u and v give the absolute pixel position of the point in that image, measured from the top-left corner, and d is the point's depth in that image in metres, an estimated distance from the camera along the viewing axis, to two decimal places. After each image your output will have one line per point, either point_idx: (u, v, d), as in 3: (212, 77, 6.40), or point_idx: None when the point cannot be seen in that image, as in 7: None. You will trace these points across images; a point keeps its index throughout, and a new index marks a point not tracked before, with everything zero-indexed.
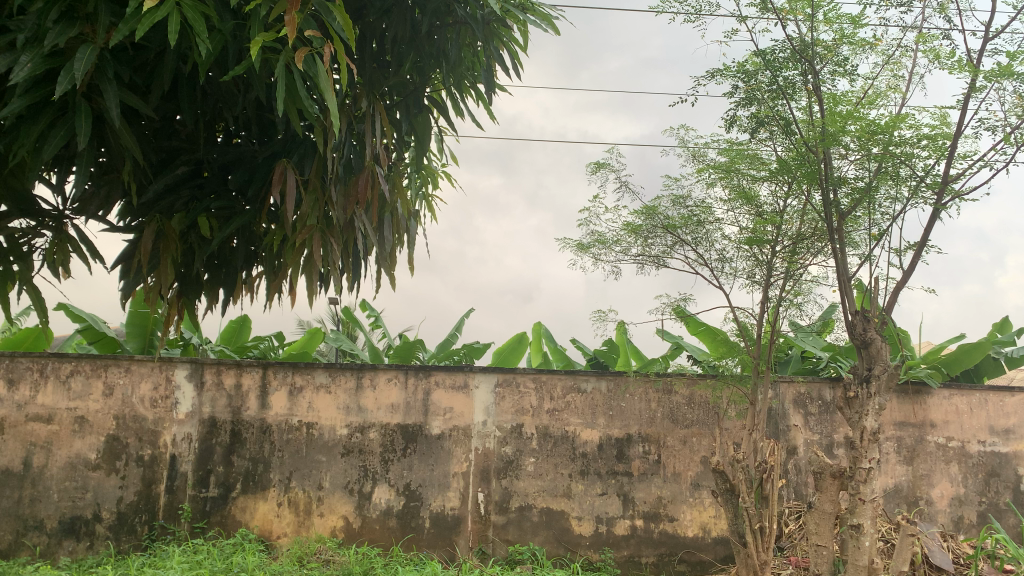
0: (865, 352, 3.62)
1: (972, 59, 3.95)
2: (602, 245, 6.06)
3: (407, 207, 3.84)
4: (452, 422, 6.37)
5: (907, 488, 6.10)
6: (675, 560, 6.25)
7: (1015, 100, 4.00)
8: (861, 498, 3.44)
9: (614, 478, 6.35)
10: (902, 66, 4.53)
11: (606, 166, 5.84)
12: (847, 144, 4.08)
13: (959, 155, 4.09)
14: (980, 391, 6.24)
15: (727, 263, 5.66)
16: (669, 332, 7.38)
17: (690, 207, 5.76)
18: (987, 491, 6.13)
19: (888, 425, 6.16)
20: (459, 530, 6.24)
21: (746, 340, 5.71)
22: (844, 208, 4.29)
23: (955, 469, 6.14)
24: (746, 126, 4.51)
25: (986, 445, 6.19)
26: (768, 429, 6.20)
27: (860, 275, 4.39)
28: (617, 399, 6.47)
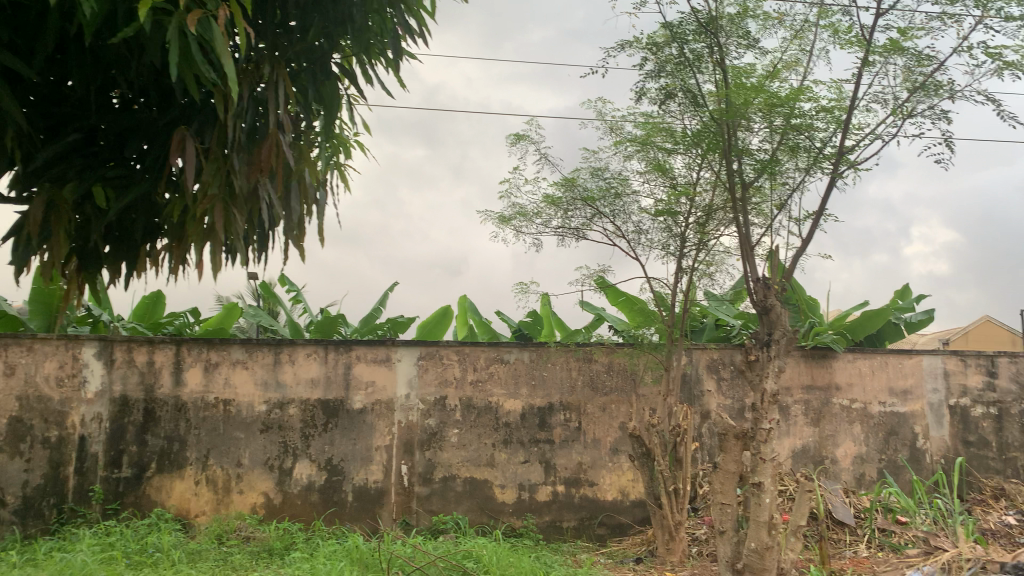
0: (766, 318, 3.75)
1: (865, 34, 4.10)
2: (523, 217, 6.08)
3: (315, 176, 3.81)
4: (374, 396, 6.35)
5: (814, 448, 6.39)
6: (595, 523, 6.40)
7: (904, 74, 4.17)
8: (762, 458, 3.55)
9: (536, 446, 6.45)
10: (806, 40, 4.65)
11: (526, 138, 5.86)
12: (751, 116, 4.19)
13: (854, 127, 4.25)
14: (881, 354, 6.55)
15: (643, 234, 5.77)
16: (591, 302, 7.49)
17: (608, 178, 5.83)
18: (886, 449, 6.46)
19: (796, 389, 6.44)
20: (382, 502, 6.25)
21: (663, 309, 5.84)
22: (749, 179, 4.43)
23: (858, 429, 6.46)
24: (656, 98, 4.59)
25: (886, 405, 6.51)
26: (683, 394, 6.40)
27: (766, 246, 4.54)
28: (539, 369, 6.55)
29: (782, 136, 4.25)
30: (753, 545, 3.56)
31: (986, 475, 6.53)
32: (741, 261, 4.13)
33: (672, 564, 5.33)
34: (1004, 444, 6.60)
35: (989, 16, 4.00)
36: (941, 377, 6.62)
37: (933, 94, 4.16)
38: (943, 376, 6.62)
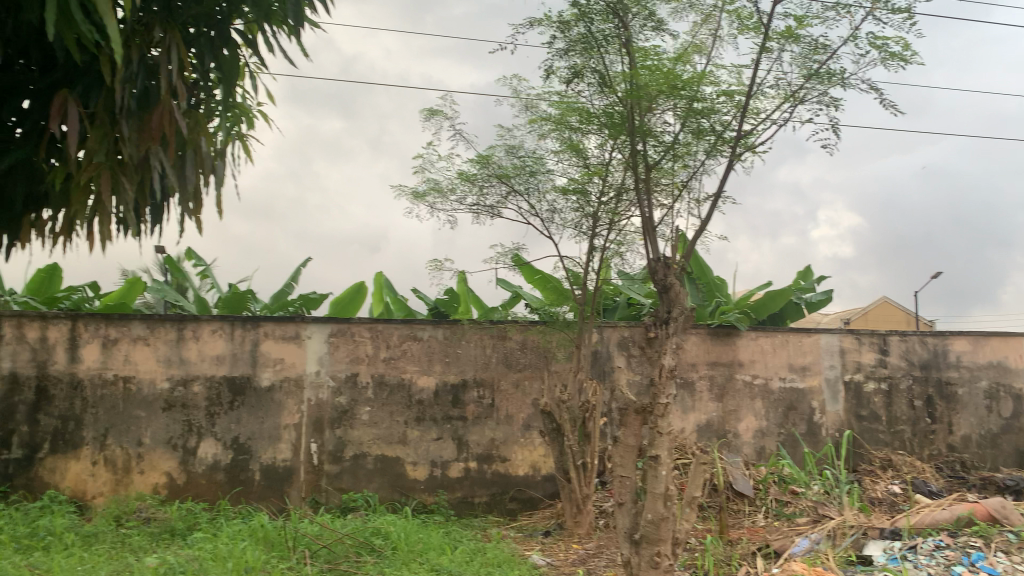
0: (665, 296, 3.85)
1: (764, 21, 4.21)
2: (437, 194, 6.03)
3: (209, 145, 4.08)
4: (283, 373, 6.24)
5: (717, 423, 6.62)
6: (505, 498, 6.47)
7: (800, 60, 4.31)
8: (659, 431, 3.65)
9: (448, 423, 6.46)
10: (713, 24, 4.73)
11: (440, 113, 5.79)
12: (656, 98, 4.26)
13: (753, 111, 4.38)
14: (782, 332, 6.81)
15: (557, 214, 5.82)
16: (507, 281, 7.52)
17: (523, 156, 5.84)
18: (785, 423, 6.74)
19: (701, 365, 6.64)
20: (291, 481, 6.16)
21: (576, 287, 5.90)
22: (654, 160, 4.51)
23: (759, 404, 6.71)
24: (564, 77, 4.61)
25: (785, 381, 6.79)
26: (594, 371, 6.52)
27: (671, 226, 4.65)
28: (453, 346, 6.56)
29: (685, 119, 4.34)
30: (649, 516, 3.65)
31: (876, 447, 6.89)
32: (645, 241, 4.21)
33: (579, 536, 5.45)
34: (893, 418, 6.97)
35: (878, 7, 4.16)
36: (838, 354, 6.93)
37: (826, 81, 4.32)
38: (839, 353, 6.94)
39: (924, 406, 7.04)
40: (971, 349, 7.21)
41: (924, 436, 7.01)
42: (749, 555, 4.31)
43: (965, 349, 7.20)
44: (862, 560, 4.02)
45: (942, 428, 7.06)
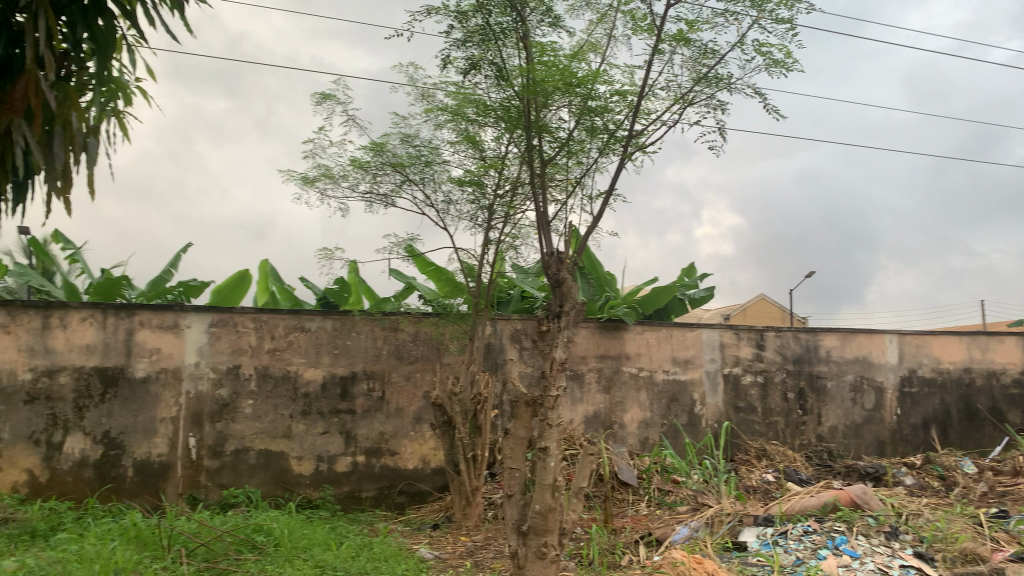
0: (558, 291, 3.88)
1: (657, 23, 4.30)
2: (329, 180, 5.87)
3: (81, 120, 3.93)
4: (159, 364, 5.93)
5: (604, 414, 6.77)
6: (394, 492, 6.41)
7: (690, 64, 4.44)
8: (549, 423, 3.69)
9: (336, 416, 6.32)
10: (608, 23, 4.80)
11: (333, 97, 5.63)
12: (552, 95, 4.30)
13: (644, 112, 4.49)
14: (667, 327, 7.04)
15: (452, 205, 5.78)
16: (399, 272, 7.43)
17: (418, 146, 5.77)
18: (668, 414, 6.97)
19: (590, 358, 6.77)
20: (167, 476, 5.88)
21: (470, 280, 5.87)
22: (549, 156, 4.55)
23: (644, 396, 6.91)
24: (461, 68, 4.57)
25: (669, 374, 7.02)
26: (486, 363, 6.53)
27: (564, 222, 4.71)
28: (341, 338, 6.42)
29: (579, 116, 4.40)
30: (537, 508, 3.68)
31: (752, 437, 7.22)
32: (540, 236, 4.24)
33: (467, 529, 5.45)
34: (768, 409, 7.33)
35: (763, 17, 4.33)
36: (718, 349, 7.23)
37: (714, 85, 4.47)
38: (719, 347, 7.23)
39: (795, 399, 7.44)
40: (839, 344, 7.67)
41: (795, 427, 7.41)
42: (632, 543, 4.42)
43: (834, 344, 7.65)
44: (737, 546, 4.20)
45: (811, 419, 7.49)
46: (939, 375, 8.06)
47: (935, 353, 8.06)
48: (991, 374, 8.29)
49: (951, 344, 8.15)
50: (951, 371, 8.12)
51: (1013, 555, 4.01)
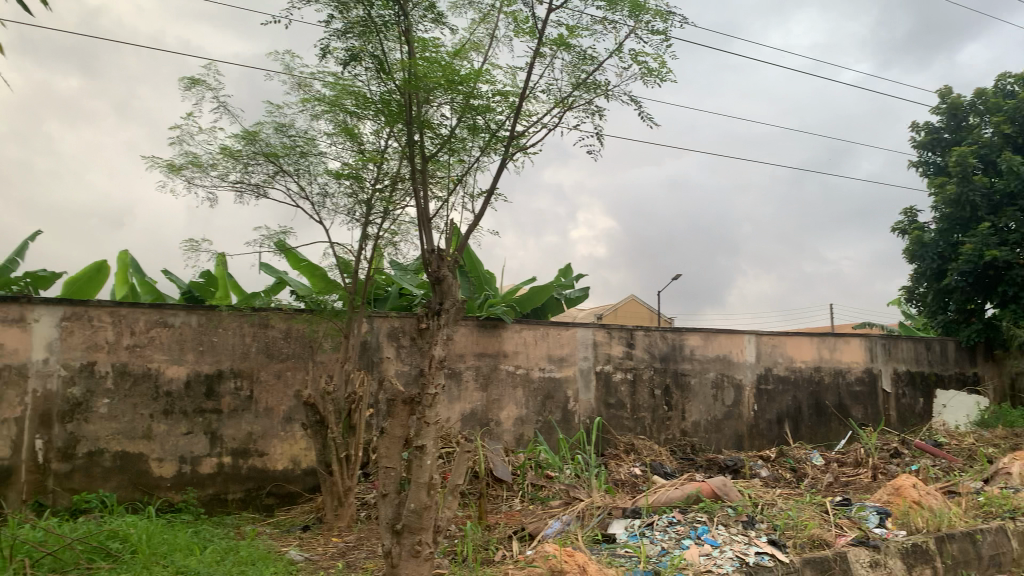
0: (438, 288, 3.85)
1: (539, 26, 4.35)
2: (196, 168, 5.60)
3: None
4: (2, 360, 5.47)
5: (481, 412, 6.79)
6: (262, 494, 6.20)
7: (570, 68, 4.53)
8: (426, 421, 3.67)
9: (201, 416, 6.05)
10: (490, 23, 4.82)
11: (202, 82, 5.36)
12: (434, 92, 4.28)
13: (526, 113, 4.54)
14: (543, 325, 7.17)
15: (328, 198, 5.64)
16: (271, 266, 7.19)
17: (293, 136, 5.60)
18: (542, 411, 7.09)
19: (467, 356, 6.78)
20: (9, 482, 5.43)
21: (346, 276, 5.76)
22: (430, 153, 4.52)
23: (520, 393, 7.00)
24: (340, 59, 4.47)
25: (544, 371, 7.14)
26: (362, 361, 6.44)
27: (445, 219, 4.70)
28: (208, 334, 6.15)
29: (461, 114, 4.40)
30: (412, 506, 3.65)
31: (621, 433, 7.46)
32: (420, 232, 4.20)
33: (339, 530, 5.34)
34: (636, 406, 7.59)
35: (640, 27, 4.47)
36: (591, 347, 7.42)
37: (592, 91, 4.58)
38: (592, 346, 7.43)
39: (662, 395, 7.76)
40: (703, 343, 8.06)
41: (661, 422, 7.72)
42: (505, 539, 4.47)
43: (698, 343, 8.03)
44: (606, 538, 4.32)
45: (676, 415, 7.82)
46: (792, 373, 8.61)
47: (789, 352, 8.61)
48: (837, 372, 8.93)
49: (803, 344, 8.72)
50: (802, 369, 8.69)
51: (854, 539, 4.34)
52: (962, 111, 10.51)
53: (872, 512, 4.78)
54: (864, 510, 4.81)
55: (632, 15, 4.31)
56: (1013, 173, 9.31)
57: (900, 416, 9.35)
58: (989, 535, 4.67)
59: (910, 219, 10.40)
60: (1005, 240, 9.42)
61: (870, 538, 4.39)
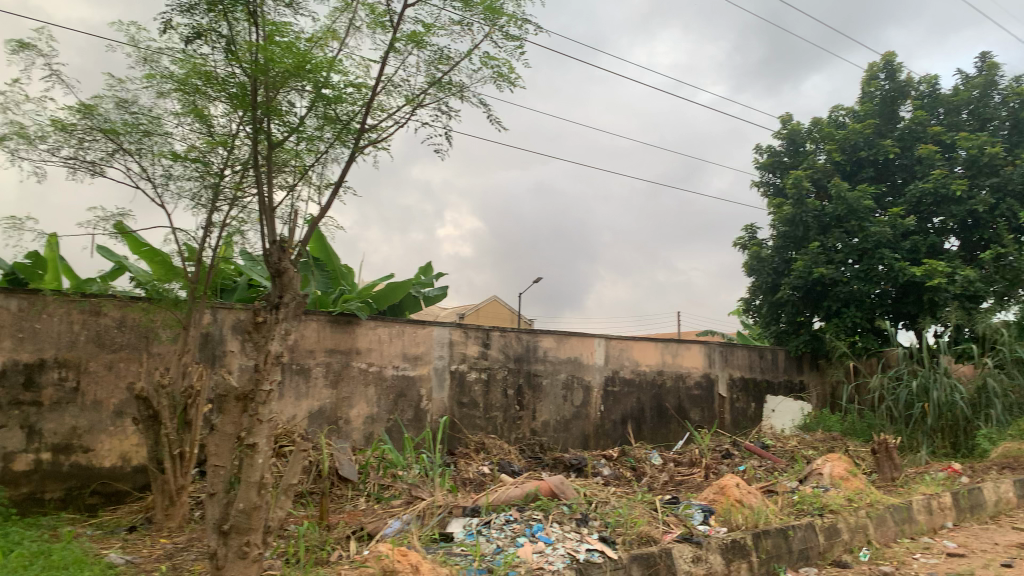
0: (277, 281, 3.73)
1: (394, 21, 4.31)
2: (22, 139, 5.15)
3: None
4: None
5: (329, 410, 6.61)
6: (85, 493, 5.78)
7: (425, 65, 4.52)
8: (259, 419, 3.55)
9: (17, 408, 5.57)
10: (349, 14, 4.71)
11: (34, 46, 4.93)
12: (283, 79, 4.15)
13: (378, 107, 4.49)
14: (398, 323, 7.11)
15: (172, 181, 5.34)
16: (108, 250, 6.73)
17: (135, 113, 5.27)
18: (394, 410, 7.02)
19: (319, 351, 6.60)
20: None
21: (189, 263, 5.47)
22: (277, 140, 4.38)
23: (371, 391, 6.89)
24: (184, 36, 4.25)
25: (398, 370, 7.08)
26: (204, 354, 6.15)
27: (291, 210, 4.56)
28: (30, 320, 5.68)
29: (313, 104, 4.32)
30: (240, 506, 3.52)
31: (471, 432, 7.51)
32: (262, 222, 4.06)
33: (169, 531, 5.07)
34: (488, 405, 7.67)
35: (495, 32, 4.52)
36: (446, 346, 7.43)
37: (446, 91, 4.60)
38: (448, 345, 7.43)
39: (514, 395, 7.87)
40: (555, 345, 8.26)
41: (512, 422, 7.83)
42: (343, 539, 4.38)
43: (551, 345, 8.22)
44: (444, 538, 4.33)
45: (527, 414, 7.96)
46: (637, 376, 8.97)
47: (636, 356, 8.98)
48: (678, 376, 9.39)
49: (648, 349, 9.12)
50: (647, 373, 9.08)
51: (678, 536, 4.58)
52: (800, 137, 11.34)
53: (697, 510, 5.08)
54: (691, 508, 5.10)
55: (488, 20, 4.35)
56: (840, 198, 10.04)
57: (733, 419, 9.95)
58: (800, 531, 5.04)
59: (751, 235, 11.10)
60: (832, 259, 10.18)
61: (693, 535, 4.64)
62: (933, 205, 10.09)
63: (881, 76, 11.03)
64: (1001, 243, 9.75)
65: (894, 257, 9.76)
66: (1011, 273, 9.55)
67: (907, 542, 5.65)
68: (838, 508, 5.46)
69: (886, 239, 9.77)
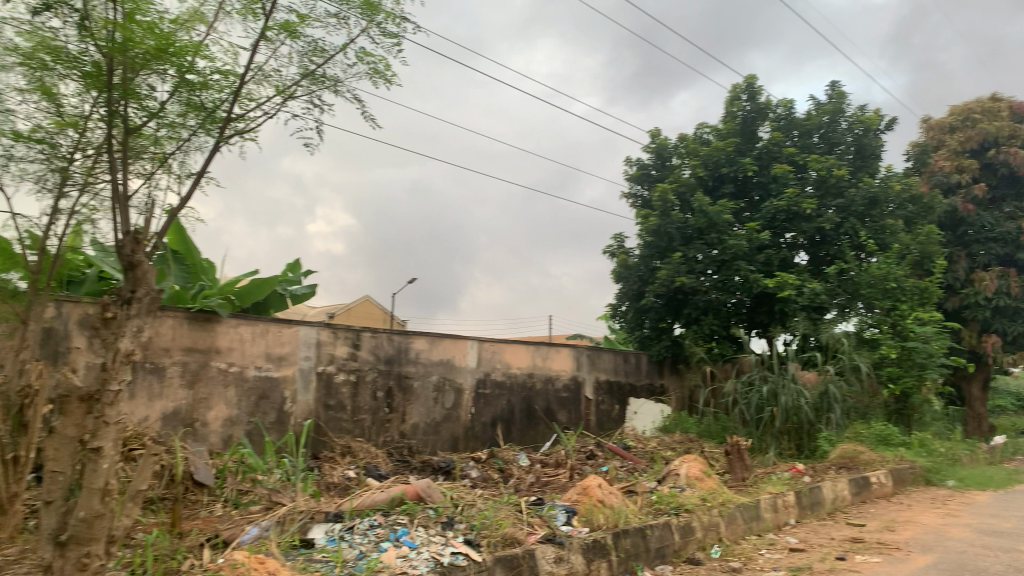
0: (130, 274, 3.50)
1: (265, 8, 4.16)
2: None
3: None
4: None
5: (185, 411, 6.26)
6: None
7: (298, 56, 4.39)
8: (105, 421, 3.33)
9: None
10: None
11: None
12: (142, 60, 3.90)
13: (246, 97, 4.32)
14: (263, 321, 6.86)
15: (13, 162, 4.88)
16: None
17: None
18: (255, 412, 6.74)
19: (175, 350, 6.25)
20: None
21: (31, 251, 4.97)
22: (135, 125, 4.12)
23: (231, 392, 6.59)
24: (31, 5, 3.92)
25: (260, 370, 6.81)
26: (44, 350, 5.69)
27: (148, 199, 4.29)
28: None
29: (176, 89, 4.10)
30: (81, 514, 3.28)
31: (338, 435, 7.33)
32: (114, 210, 3.80)
33: None
34: (356, 407, 7.52)
35: (373, 27, 4.45)
36: (313, 347, 7.24)
37: (319, 84, 4.48)
38: (315, 345, 7.24)
39: (383, 398, 7.76)
40: (427, 347, 8.22)
41: (379, 424, 7.71)
42: (196, 547, 4.14)
43: (423, 347, 8.17)
44: (304, 544, 4.20)
45: (396, 417, 7.87)
46: (508, 379, 9.06)
47: (506, 359, 9.06)
48: (547, 379, 9.56)
49: (519, 352, 9.23)
50: (517, 375, 9.18)
51: (542, 537, 4.66)
52: (666, 151, 11.84)
53: (561, 511, 5.19)
54: (554, 509, 5.21)
55: (366, 16, 4.28)
56: (702, 212, 10.52)
57: (598, 421, 10.23)
58: (657, 530, 5.24)
59: (619, 244, 11.47)
60: (693, 269, 10.68)
61: (556, 535, 4.73)
62: (786, 222, 10.77)
63: (743, 97, 11.66)
64: (843, 259, 10.53)
65: (749, 269, 10.35)
66: (851, 287, 10.31)
67: (753, 538, 5.99)
68: (693, 507, 5.74)
69: (741, 252, 10.33)
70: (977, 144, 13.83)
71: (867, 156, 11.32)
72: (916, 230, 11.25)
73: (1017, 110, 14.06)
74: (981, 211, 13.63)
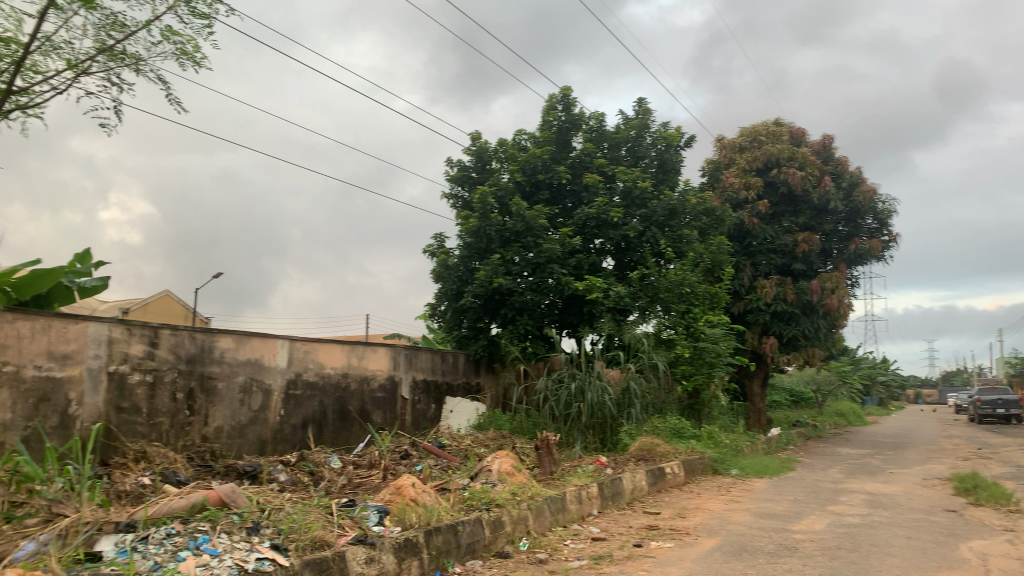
0: None
1: None
2: None
3: None
4: None
5: None
6: None
7: None
8: None
9: None
10: None
11: None
12: None
13: None
14: (45, 316, 6.22)
15: None
16: None
17: None
18: (34, 416, 6.10)
19: None
20: None
21: None
22: None
23: (5, 394, 5.91)
24: None
25: (41, 370, 6.17)
26: None
27: None
28: None
29: None
30: None
31: (131, 439, 6.80)
32: None
33: None
34: (152, 410, 7.02)
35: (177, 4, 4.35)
36: (104, 344, 6.67)
37: None
38: (105, 343, 6.67)
39: (183, 399, 7.30)
40: (234, 346, 7.85)
41: (179, 428, 7.23)
42: None
43: (228, 346, 7.79)
44: (90, 557, 3.87)
45: (198, 420, 7.43)
46: (320, 379, 8.83)
47: (319, 358, 8.84)
48: (362, 379, 9.42)
49: (333, 351, 9.04)
50: (330, 375, 8.97)
51: (353, 538, 4.60)
52: (487, 155, 12.05)
53: (373, 511, 5.14)
54: (367, 510, 5.15)
55: None
56: (519, 216, 10.85)
57: (414, 421, 10.22)
58: (468, 525, 5.32)
59: (439, 244, 11.53)
60: (510, 270, 10.93)
61: (368, 535, 4.69)
62: (595, 229, 11.29)
63: (558, 107, 12.14)
64: (645, 265, 11.22)
65: (562, 272, 10.79)
66: (649, 291, 10.82)
67: (560, 530, 6.24)
68: (503, 502, 5.90)
69: (554, 255, 10.74)
70: (762, 164, 15.17)
71: (668, 170, 12.17)
72: (709, 241, 12.26)
73: (796, 135, 15.67)
74: (764, 225, 15.04)
